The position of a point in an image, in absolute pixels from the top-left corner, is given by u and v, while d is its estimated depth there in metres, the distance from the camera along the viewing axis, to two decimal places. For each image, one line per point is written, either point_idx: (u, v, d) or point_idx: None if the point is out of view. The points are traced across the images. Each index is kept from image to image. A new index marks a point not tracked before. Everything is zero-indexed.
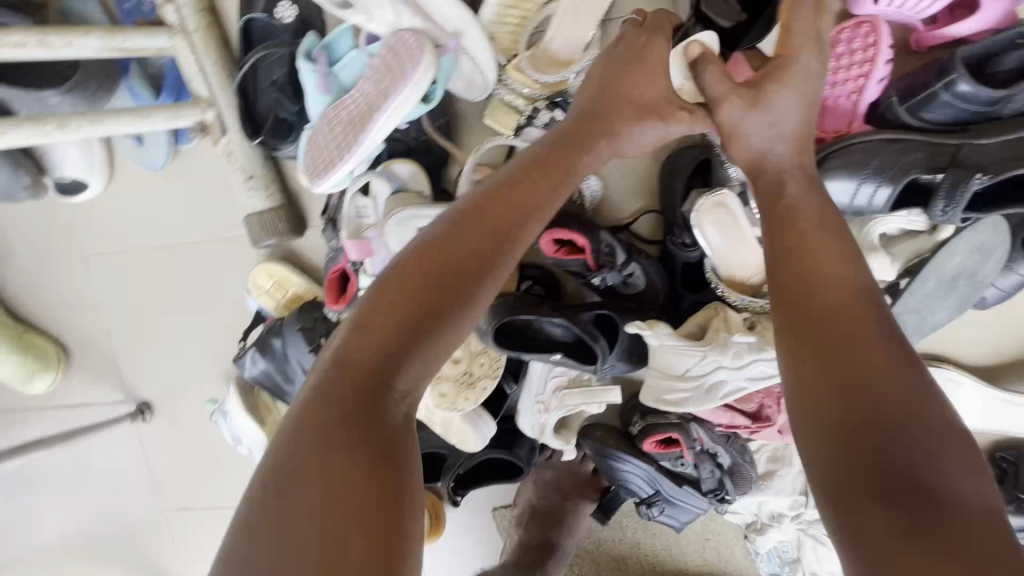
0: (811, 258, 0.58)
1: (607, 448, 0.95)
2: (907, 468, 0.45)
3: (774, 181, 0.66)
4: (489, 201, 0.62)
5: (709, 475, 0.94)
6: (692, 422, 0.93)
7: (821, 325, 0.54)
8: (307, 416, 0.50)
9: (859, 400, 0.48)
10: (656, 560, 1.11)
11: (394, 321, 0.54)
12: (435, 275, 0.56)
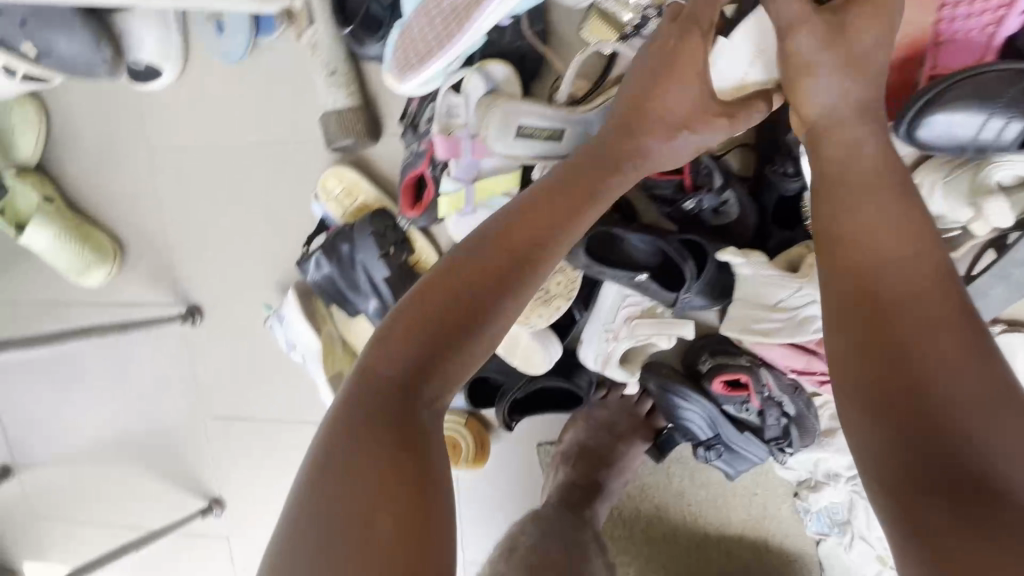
0: (871, 240, 0.53)
1: (671, 384, 0.92)
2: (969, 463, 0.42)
3: (840, 159, 0.58)
4: (526, 202, 0.61)
5: (773, 423, 0.92)
6: (762, 367, 0.90)
7: (879, 313, 0.49)
8: (339, 410, 0.51)
9: (918, 413, 0.45)
10: (700, 512, 1.10)
11: (424, 314, 0.54)
12: (467, 267, 0.56)
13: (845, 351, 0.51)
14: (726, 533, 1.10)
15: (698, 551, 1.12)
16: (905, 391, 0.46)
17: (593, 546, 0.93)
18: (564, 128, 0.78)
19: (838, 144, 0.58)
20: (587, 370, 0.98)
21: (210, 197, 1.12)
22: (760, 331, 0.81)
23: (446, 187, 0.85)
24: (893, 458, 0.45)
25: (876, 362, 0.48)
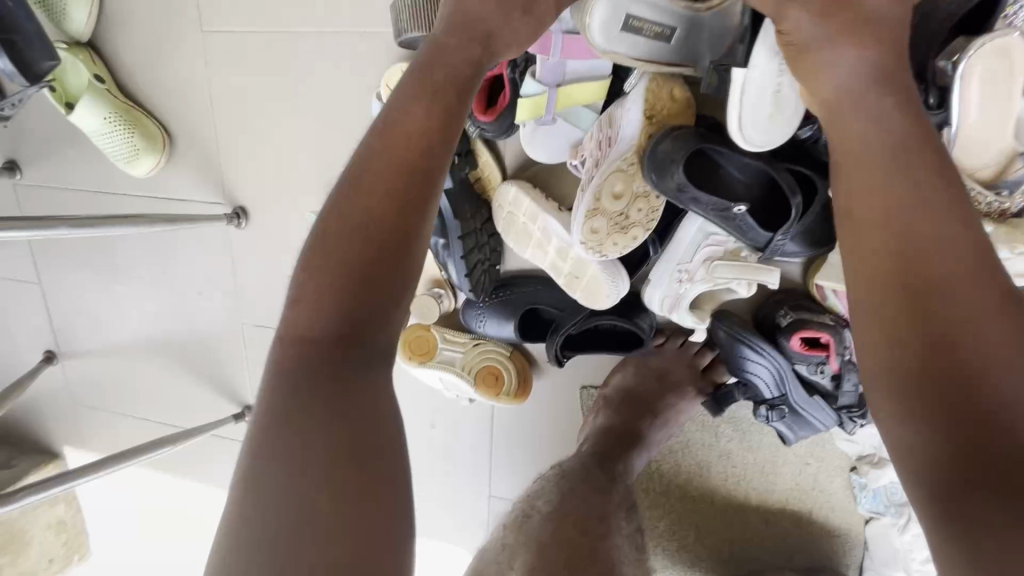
0: (879, 236, 0.50)
1: (743, 333, 0.85)
2: (1006, 440, 0.39)
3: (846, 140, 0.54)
4: (397, 127, 0.59)
5: (852, 390, 0.84)
6: (847, 328, 0.82)
7: (900, 307, 0.46)
8: (279, 382, 0.51)
9: (957, 393, 0.41)
10: (743, 475, 1.05)
11: (329, 262, 0.54)
12: (358, 205, 0.56)
13: (869, 355, 0.48)
14: (767, 500, 1.06)
15: (734, 514, 1.07)
16: (941, 389, 0.42)
17: (620, 512, 0.81)
18: (676, 29, 0.70)
19: (860, 116, 0.54)
20: (650, 312, 0.91)
21: (263, 91, 1.05)
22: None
23: (528, 91, 0.81)
24: (921, 471, 0.42)
25: (896, 360, 0.45)
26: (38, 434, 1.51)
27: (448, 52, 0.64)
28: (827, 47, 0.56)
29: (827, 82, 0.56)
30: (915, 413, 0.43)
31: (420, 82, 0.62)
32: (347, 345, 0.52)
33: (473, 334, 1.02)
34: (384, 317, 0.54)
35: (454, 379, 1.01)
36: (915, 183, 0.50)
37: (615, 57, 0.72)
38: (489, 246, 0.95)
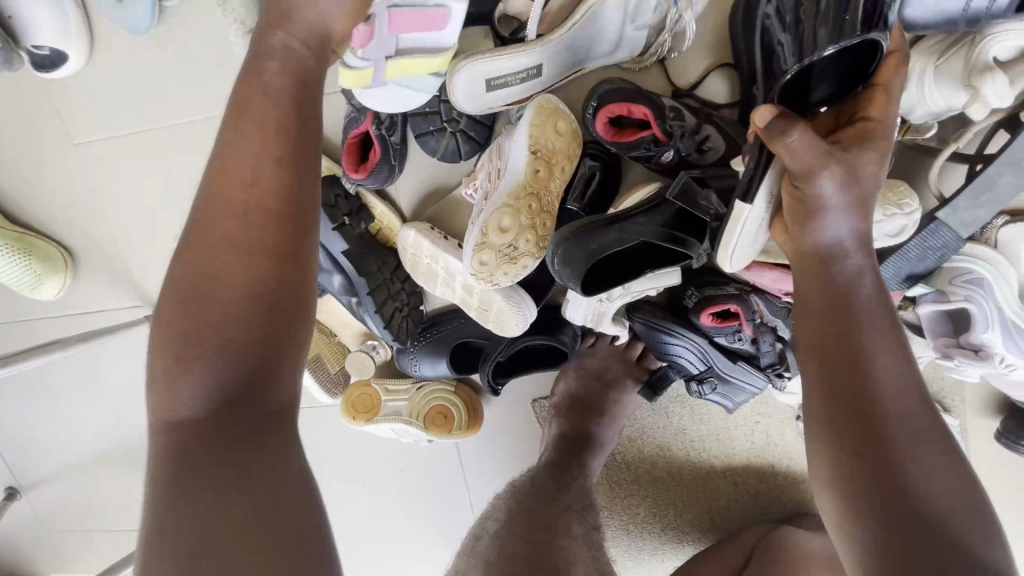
0: (841, 369, 0.58)
1: (657, 320, 0.90)
2: (928, 527, 0.51)
3: (818, 271, 0.61)
4: (235, 181, 0.55)
5: (771, 348, 0.88)
6: (752, 293, 0.86)
7: (857, 435, 0.55)
8: (167, 456, 0.51)
9: (890, 482, 0.53)
10: (702, 448, 1.09)
11: (187, 328, 0.54)
12: (211, 263, 0.54)
13: (824, 467, 0.57)
14: (730, 464, 1.09)
15: (704, 484, 1.11)
16: (882, 477, 0.53)
17: (576, 518, 0.84)
18: (541, 65, 0.75)
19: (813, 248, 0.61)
20: (570, 324, 0.94)
21: (154, 189, 1.04)
22: (767, 252, 0.80)
23: (350, 62, 0.68)
24: (863, 537, 0.53)
25: (846, 477, 0.55)
26: (20, 570, 1.48)
27: (267, 76, 0.56)
28: (835, 213, 0.59)
29: (815, 235, 0.61)
30: (856, 489, 0.54)
31: (238, 120, 0.56)
32: (228, 407, 0.52)
33: (413, 378, 1.05)
34: (265, 370, 0.54)
35: (404, 427, 1.03)
36: (875, 329, 0.58)
37: (480, 67, 0.72)
38: (405, 290, 0.96)
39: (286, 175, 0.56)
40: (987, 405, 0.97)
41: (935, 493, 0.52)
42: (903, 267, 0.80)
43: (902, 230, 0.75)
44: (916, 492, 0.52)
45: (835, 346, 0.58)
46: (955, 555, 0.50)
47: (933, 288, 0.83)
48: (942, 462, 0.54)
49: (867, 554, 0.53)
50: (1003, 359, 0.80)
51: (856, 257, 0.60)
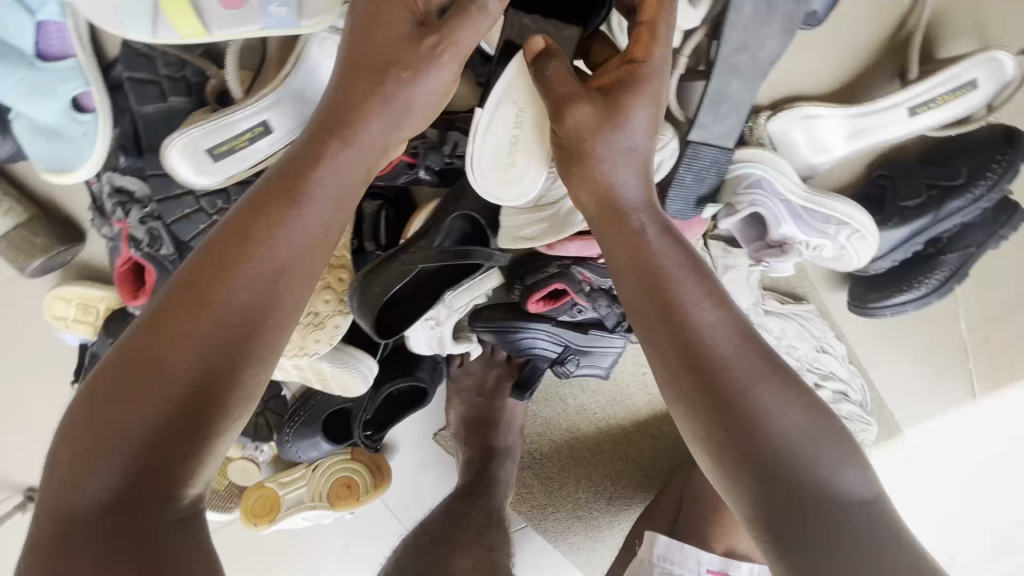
0: (669, 330, 0.56)
1: (498, 321, 0.89)
2: (789, 466, 0.51)
3: (626, 227, 0.62)
4: (252, 260, 0.52)
5: (609, 310, 0.90)
6: (573, 265, 0.86)
7: (699, 396, 0.54)
8: (39, 555, 0.42)
9: (745, 431, 0.52)
10: (606, 416, 1.10)
11: (102, 411, 0.45)
12: (173, 323, 0.49)
13: (688, 430, 0.56)
14: (639, 420, 1.11)
15: (623, 446, 1.13)
16: (732, 433, 0.52)
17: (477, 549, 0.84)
18: (265, 119, 0.71)
19: (620, 221, 0.62)
20: (426, 358, 0.93)
21: None
22: (534, 237, 0.79)
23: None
24: (737, 494, 0.52)
25: (706, 436, 0.54)
26: None
27: (342, 156, 0.58)
28: (615, 163, 0.63)
29: (592, 184, 0.63)
30: (716, 446, 0.53)
31: (280, 198, 0.55)
32: (124, 499, 0.44)
33: (305, 461, 1.03)
34: (198, 465, 0.47)
35: (310, 512, 1.00)
36: (684, 279, 0.58)
37: (191, 138, 0.69)
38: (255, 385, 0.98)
39: (301, 261, 0.55)
40: (830, 286, 1.01)
41: (787, 430, 0.52)
42: (688, 193, 0.81)
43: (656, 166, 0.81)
44: (765, 433, 0.52)
45: (655, 311, 0.57)
46: (810, 487, 0.50)
47: (722, 204, 0.84)
48: (781, 394, 0.53)
49: (745, 506, 0.52)
50: (808, 244, 0.84)
51: (644, 213, 0.63)
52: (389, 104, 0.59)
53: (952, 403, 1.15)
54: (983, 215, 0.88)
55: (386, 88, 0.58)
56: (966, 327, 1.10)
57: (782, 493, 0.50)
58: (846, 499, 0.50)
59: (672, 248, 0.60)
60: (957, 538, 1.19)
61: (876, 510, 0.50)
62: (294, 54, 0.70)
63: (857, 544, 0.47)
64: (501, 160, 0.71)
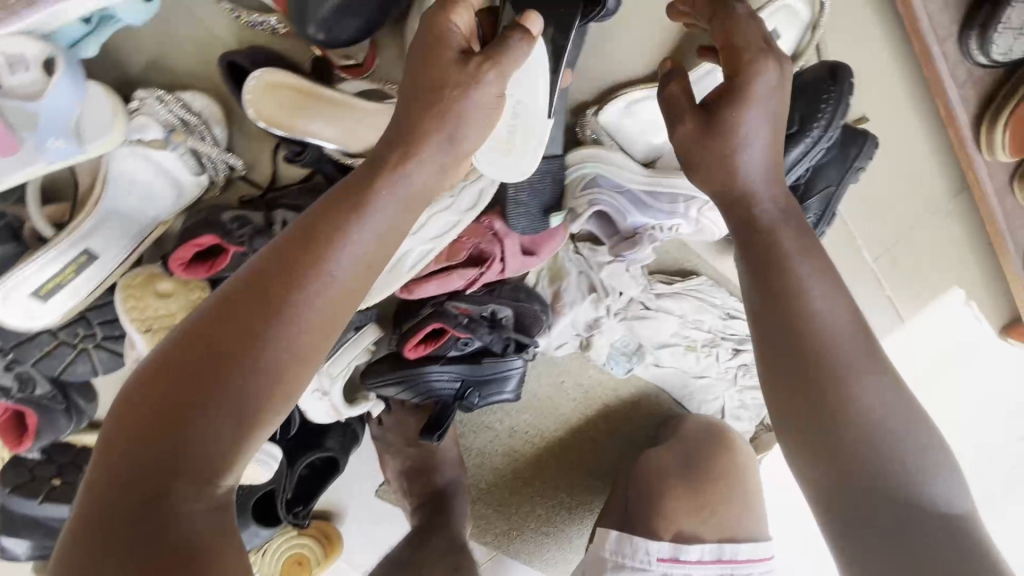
0: (788, 316, 0.59)
1: (387, 375, 0.89)
2: (873, 462, 0.54)
3: (746, 218, 0.64)
4: (315, 273, 0.53)
5: (492, 336, 0.90)
6: (444, 302, 0.87)
7: (798, 379, 0.57)
8: (79, 533, 0.43)
9: (837, 421, 0.55)
10: (541, 430, 1.10)
11: (164, 399, 0.47)
12: (227, 325, 0.50)
13: (774, 413, 0.60)
14: (575, 426, 1.10)
15: (565, 454, 1.12)
16: (823, 424, 0.56)
17: None
18: (86, 248, 0.72)
19: (736, 214, 0.65)
20: (333, 428, 0.95)
21: None
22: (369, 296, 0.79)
23: None
24: (813, 485, 0.56)
25: (797, 417, 0.58)
26: None
27: (417, 172, 0.58)
28: (746, 152, 0.62)
29: (711, 181, 0.65)
30: (801, 425, 0.57)
31: (341, 212, 0.55)
32: (159, 499, 0.44)
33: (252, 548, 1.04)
34: (234, 467, 0.49)
35: None
36: (806, 269, 0.60)
37: (12, 287, 0.69)
38: None
39: (355, 279, 0.55)
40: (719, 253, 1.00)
41: (885, 426, 0.55)
42: (529, 209, 0.80)
43: (481, 196, 0.76)
44: (858, 424, 0.55)
45: (770, 301, 0.60)
46: (868, 487, 0.53)
47: (564, 211, 0.84)
48: (883, 391, 0.56)
49: (817, 490, 0.56)
50: (663, 227, 0.84)
51: (766, 203, 0.63)
52: (443, 116, 0.57)
53: (881, 332, 1.13)
54: (835, 152, 0.87)
55: (438, 112, 0.57)
56: (869, 256, 1.06)
57: (850, 490, 0.54)
58: (929, 506, 0.52)
59: (803, 242, 0.62)
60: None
61: (962, 528, 0.50)
62: (99, 178, 0.72)
63: (927, 549, 0.49)
64: (501, 151, 0.71)
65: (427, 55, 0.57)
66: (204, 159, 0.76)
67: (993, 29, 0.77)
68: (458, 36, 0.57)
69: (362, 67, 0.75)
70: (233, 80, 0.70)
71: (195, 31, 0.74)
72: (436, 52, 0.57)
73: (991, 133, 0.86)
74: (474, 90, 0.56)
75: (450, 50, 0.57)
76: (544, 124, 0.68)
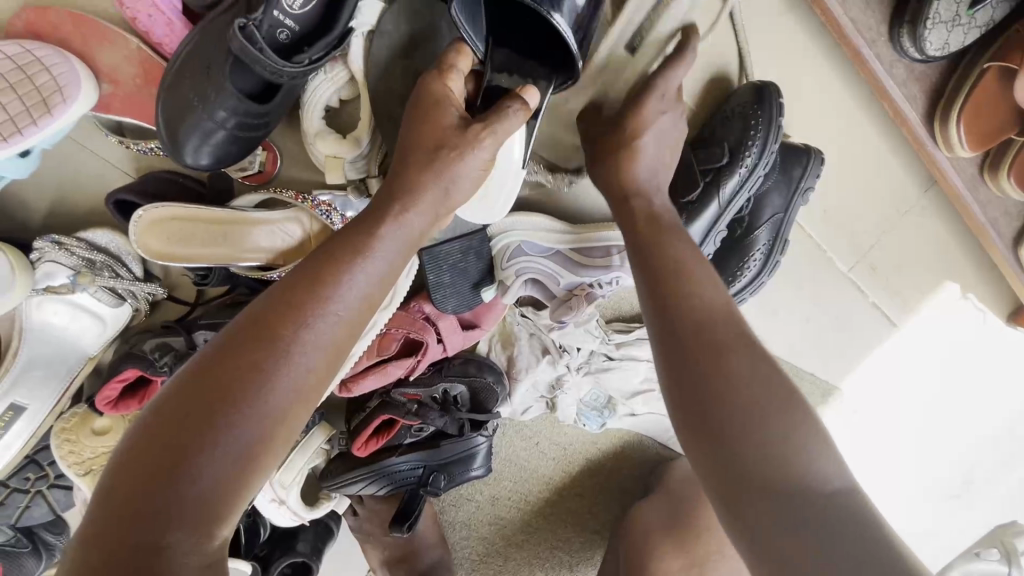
0: (669, 291, 0.58)
1: (341, 474, 0.86)
2: (762, 437, 0.48)
3: (632, 205, 0.66)
4: (321, 306, 0.49)
5: (445, 420, 0.85)
6: (390, 392, 0.84)
7: (679, 359, 0.54)
8: None
9: (721, 391, 0.50)
10: (524, 494, 1.05)
11: (155, 450, 0.42)
12: (231, 367, 0.45)
13: (667, 400, 0.55)
14: (559, 484, 1.05)
15: (554, 514, 1.07)
16: (707, 395, 0.51)
17: None
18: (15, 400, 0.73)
19: (632, 197, 0.66)
20: (303, 530, 0.92)
21: None
22: None
23: None
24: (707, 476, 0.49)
25: (683, 399, 0.53)
26: None
27: (417, 202, 0.54)
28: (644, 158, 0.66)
29: (608, 173, 0.67)
30: (685, 401, 0.52)
31: (345, 245, 0.52)
32: (153, 559, 0.39)
33: None
34: (231, 517, 0.44)
35: None
36: (685, 250, 0.61)
37: None
38: None
39: (363, 316, 0.52)
40: None
41: (766, 399, 0.49)
42: (455, 290, 0.77)
43: (396, 291, 0.75)
44: (744, 395, 0.49)
45: (653, 280, 0.60)
46: (751, 466, 0.47)
47: (495, 283, 0.81)
48: (760, 363, 0.52)
49: (710, 482, 0.49)
50: (601, 283, 0.80)
51: (658, 198, 0.67)
52: (431, 168, 0.54)
53: (874, 341, 1.04)
54: (776, 175, 0.81)
55: (441, 155, 0.54)
56: (846, 266, 0.98)
57: (733, 475, 0.48)
58: (812, 487, 0.45)
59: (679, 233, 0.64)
60: (931, 464, 1.14)
61: (863, 516, 0.43)
62: (18, 331, 0.72)
63: (801, 519, 0.43)
64: (479, 197, 0.65)
65: (422, 116, 0.55)
66: (119, 294, 0.74)
67: (923, 25, 0.71)
68: (454, 101, 0.55)
69: (264, 173, 0.73)
70: (124, 214, 0.70)
71: (89, 166, 0.73)
72: (431, 119, 0.54)
73: (944, 130, 0.78)
74: (469, 157, 0.53)
75: (448, 116, 0.54)
76: (518, 173, 0.64)
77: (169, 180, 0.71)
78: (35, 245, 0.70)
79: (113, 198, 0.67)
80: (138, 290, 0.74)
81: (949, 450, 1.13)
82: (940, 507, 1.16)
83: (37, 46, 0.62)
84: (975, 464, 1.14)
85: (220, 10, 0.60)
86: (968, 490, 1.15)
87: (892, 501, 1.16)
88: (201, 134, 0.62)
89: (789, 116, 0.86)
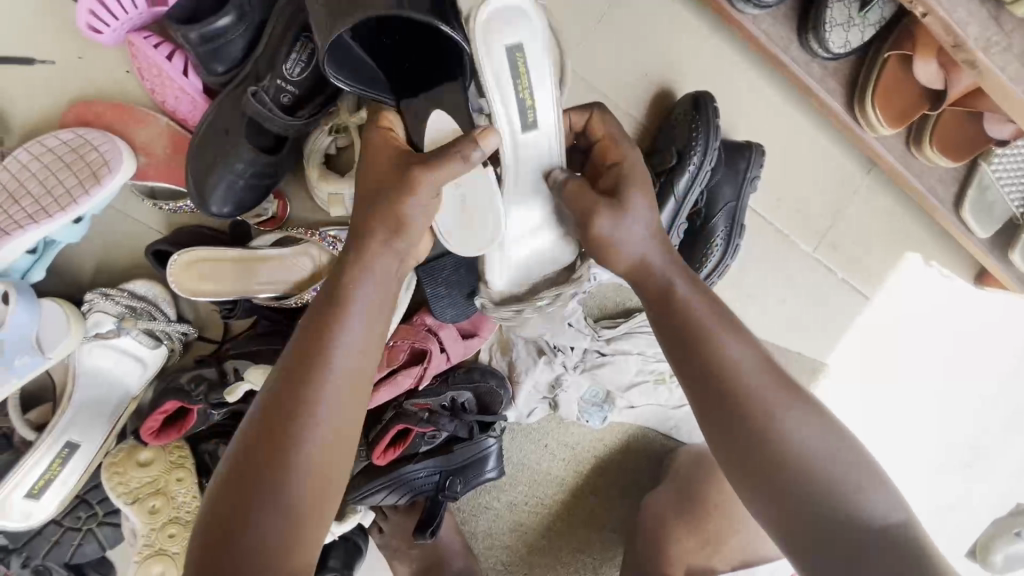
0: (699, 362, 0.61)
1: (363, 486, 0.92)
2: (810, 489, 0.56)
3: (661, 282, 0.66)
4: (316, 373, 0.56)
5: (456, 424, 0.92)
6: (403, 403, 0.90)
7: (725, 422, 0.59)
8: None
9: (767, 446, 0.58)
10: (539, 500, 1.09)
11: (219, 530, 0.52)
12: (259, 449, 0.54)
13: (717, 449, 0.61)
14: (572, 487, 1.10)
15: (572, 517, 1.11)
16: (758, 452, 0.58)
17: None
18: (67, 439, 0.81)
19: (655, 273, 0.66)
20: (332, 548, 0.98)
21: None
22: None
23: None
24: (764, 516, 0.59)
25: (735, 451, 0.59)
26: None
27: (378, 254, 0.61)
28: (631, 223, 0.65)
29: (625, 253, 0.66)
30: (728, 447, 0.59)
31: (315, 326, 0.58)
32: None
33: None
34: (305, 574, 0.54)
35: None
36: (710, 317, 0.62)
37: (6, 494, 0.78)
38: None
39: (361, 369, 0.59)
40: None
41: (813, 453, 0.57)
42: (452, 298, 0.85)
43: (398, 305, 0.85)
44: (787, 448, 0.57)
45: (688, 350, 0.62)
46: (810, 516, 0.56)
47: None
48: (805, 419, 0.58)
49: (770, 523, 0.58)
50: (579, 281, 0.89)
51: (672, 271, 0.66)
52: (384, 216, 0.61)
53: (851, 315, 1.11)
54: (724, 170, 0.91)
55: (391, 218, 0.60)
56: (808, 248, 1.07)
57: (798, 524, 0.56)
58: (867, 527, 0.55)
59: (702, 293, 0.65)
60: (936, 435, 1.17)
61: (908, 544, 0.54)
62: (70, 378, 0.82)
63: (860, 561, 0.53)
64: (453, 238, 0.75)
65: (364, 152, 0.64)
66: (156, 335, 0.84)
67: (823, 29, 0.83)
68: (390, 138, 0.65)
69: (276, 218, 0.85)
70: (158, 262, 0.80)
71: (129, 227, 0.85)
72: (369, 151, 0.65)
73: (865, 114, 0.89)
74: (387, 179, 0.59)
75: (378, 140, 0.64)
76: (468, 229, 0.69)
77: (196, 230, 0.83)
78: (87, 299, 0.82)
79: (152, 247, 0.79)
80: (173, 330, 0.85)
81: (951, 418, 1.17)
82: (952, 477, 1.18)
83: (89, 131, 0.76)
84: (977, 429, 1.17)
85: (232, 84, 0.73)
86: (978, 457, 1.18)
87: (902, 475, 1.18)
88: (222, 185, 0.74)
89: (730, 118, 0.98)
